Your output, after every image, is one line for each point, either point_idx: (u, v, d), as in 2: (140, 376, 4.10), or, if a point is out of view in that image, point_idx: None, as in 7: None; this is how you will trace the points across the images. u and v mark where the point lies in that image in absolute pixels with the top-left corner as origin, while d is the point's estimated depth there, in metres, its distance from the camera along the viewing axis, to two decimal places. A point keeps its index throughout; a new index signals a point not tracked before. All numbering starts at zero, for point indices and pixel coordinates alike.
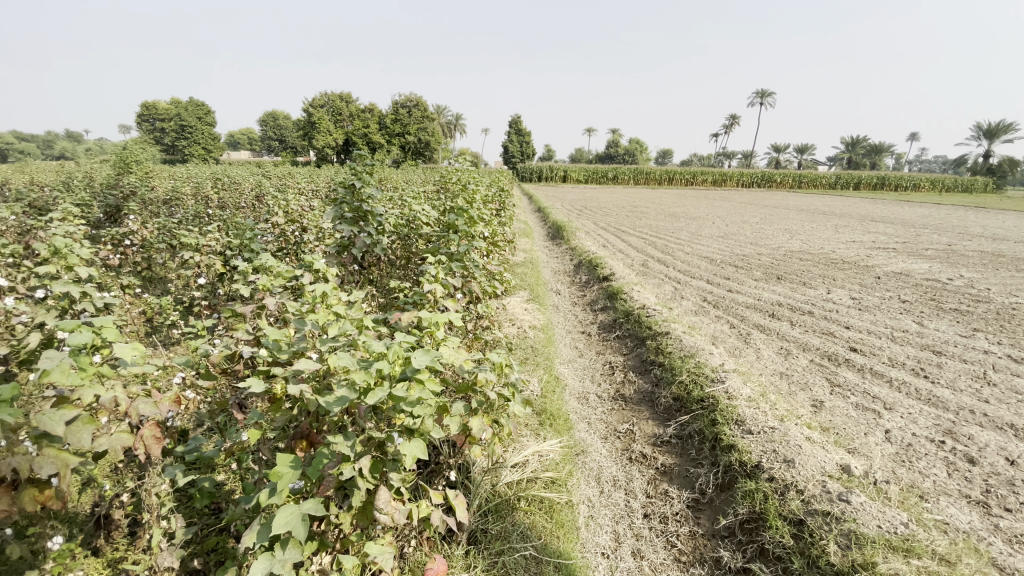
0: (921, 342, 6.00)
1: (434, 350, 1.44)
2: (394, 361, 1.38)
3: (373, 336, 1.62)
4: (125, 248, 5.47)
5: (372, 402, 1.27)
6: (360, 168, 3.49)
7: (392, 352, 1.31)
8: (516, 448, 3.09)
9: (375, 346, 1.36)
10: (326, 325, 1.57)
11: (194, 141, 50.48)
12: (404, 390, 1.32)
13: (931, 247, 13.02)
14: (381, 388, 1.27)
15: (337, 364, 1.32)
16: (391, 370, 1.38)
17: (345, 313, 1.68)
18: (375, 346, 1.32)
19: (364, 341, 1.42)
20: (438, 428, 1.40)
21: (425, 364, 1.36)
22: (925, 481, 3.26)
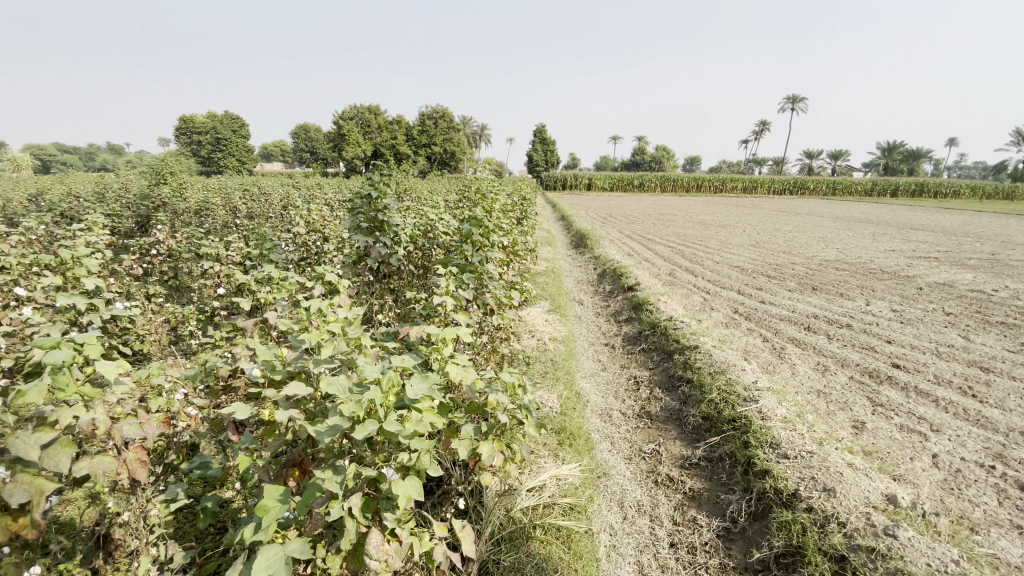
0: (967, 358, 5.59)
1: (433, 378, 1.31)
2: (389, 389, 1.26)
3: (373, 356, 1.49)
4: (152, 257, 5.57)
5: (363, 435, 1.14)
6: (376, 178, 3.42)
7: (386, 381, 1.18)
8: (534, 471, 2.94)
9: (368, 372, 1.23)
10: (322, 344, 1.45)
11: (228, 154, 52.25)
12: (397, 423, 1.19)
13: (974, 256, 12.33)
14: (371, 422, 1.14)
15: (328, 390, 1.19)
16: (386, 399, 1.25)
17: (345, 330, 1.56)
18: (368, 373, 1.20)
19: (359, 364, 1.29)
20: (436, 465, 1.27)
21: (422, 394, 1.23)
22: (974, 511, 2.95)
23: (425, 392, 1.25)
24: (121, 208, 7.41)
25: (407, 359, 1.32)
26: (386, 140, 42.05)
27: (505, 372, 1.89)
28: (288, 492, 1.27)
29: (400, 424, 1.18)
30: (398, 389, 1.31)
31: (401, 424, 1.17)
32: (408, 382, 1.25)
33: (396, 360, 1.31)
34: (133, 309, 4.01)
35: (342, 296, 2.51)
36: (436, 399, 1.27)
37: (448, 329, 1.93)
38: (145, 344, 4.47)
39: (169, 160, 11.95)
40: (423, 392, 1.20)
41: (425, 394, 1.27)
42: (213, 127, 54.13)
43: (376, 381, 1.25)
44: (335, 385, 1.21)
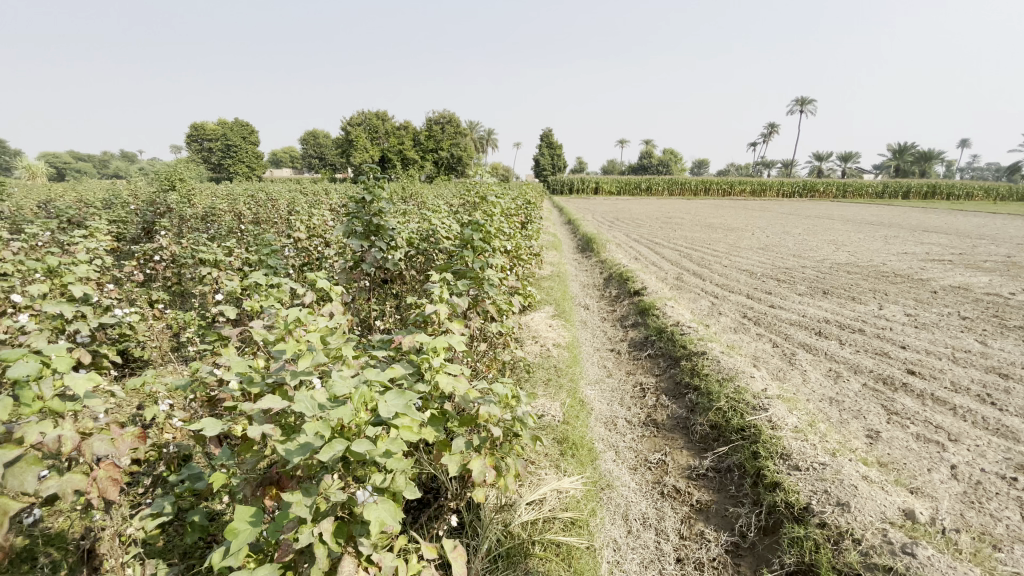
0: (986, 364, 5.41)
1: (410, 392, 1.23)
2: (361, 405, 1.18)
3: (352, 368, 1.42)
4: (155, 263, 5.55)
5: (332, 456, 1.06)
6: (370, 181, 3.36)
7: (357, 397, 1.11)
8: (535, 483, 2.85)
9: (339, 388, 1.16)
10: (299, 355, 1.37)
11: (238, 161, 52.82)
12: (368, 442, 1.11)
13: (991, 258, 12.06)
14: (339, 441, 1.06)
15: (298, 406, 1.12)
16: (358, 416, 1.17)
17: (325, 339, 1.48)
18: (339, 388, 1.12)
19: (334, 377, 1.22)
20: (412, 487, 1.20)
21: (395, 410, 1.15)
22: (997, 526, 2.81)
23: (400, 408, 1.18)
24: (127, 215, 7.46)
25: (383, 372, 1.25)
26: (393, 145, 42.20)
27: (497, 383, 1.81)
28: (262, 513, 1.18)
29: (372, 443, 1.11)
30: (372, 404, 1.23)
31: (372, 444, 1.09)
32: (382, 398, 1.18)
33: (371, 374, 1.24)
34: (132, 316, 3.99)
35: (334, 303, 2.44)
36: (412, 415, 1.20)
37: (439, 338, 1.86)
38: (145, 351, 4.45)
39: (178, 166, 12.05)
40: (397, 408, 1.13)
41: (400, 410, 1.20)
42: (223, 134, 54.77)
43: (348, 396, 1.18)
44: (303, 401, 1.13)
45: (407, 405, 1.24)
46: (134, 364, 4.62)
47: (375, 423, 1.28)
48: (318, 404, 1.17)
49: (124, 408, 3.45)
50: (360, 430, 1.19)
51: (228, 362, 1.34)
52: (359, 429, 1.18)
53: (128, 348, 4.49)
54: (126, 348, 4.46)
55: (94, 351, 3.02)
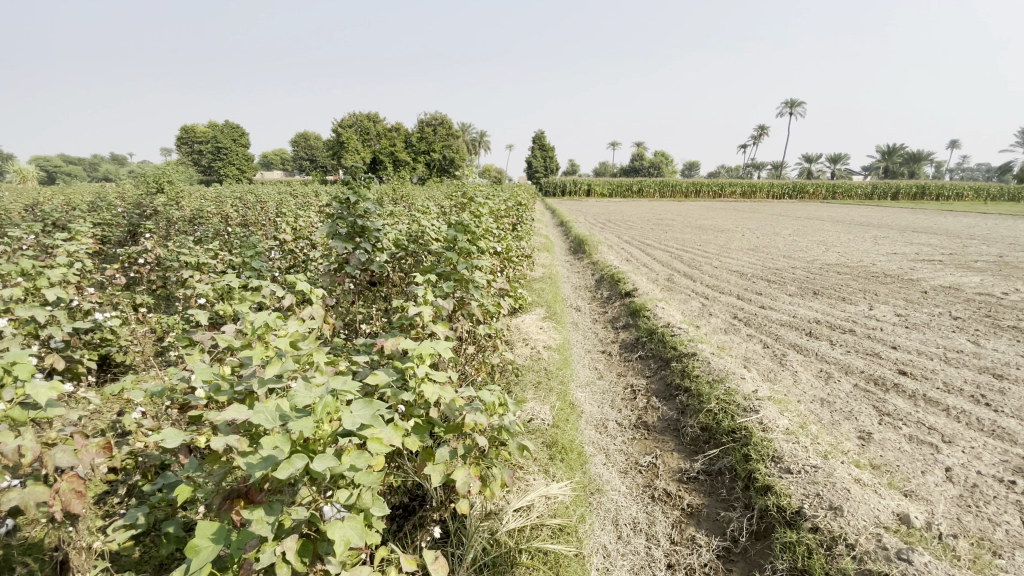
0: (979, 365, 5.42)
1: (377, 403, 1.19)
2: (325, 417, 1.14)
3: (325, 375, 1.36)
4: (138, 266, 5.43)
5: (290, 473, 1.01)
6: (354, 181, 3.28)
7: (319, 410, 1.06)
8: (523, 488, 2.79)
9: (301, 400, 1.11)
10: (268, 361, 1.31)
11: (228, 163, 52.44)
12: (331, 457, 1.06)
13: (981, 258, 12.16)
14: (298, 457, 1.02)
15: (258, 419, 1.06)
16: (321, 429, 1.13)
17: (298, 345, 1.42)
18: (300, 401, 1.08)
19: (299, 386, 1.16)
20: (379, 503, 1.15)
21: (360, 423, 1.11)
22: (996, 531, 2.79)
23: (365, 421, 1.14)
24: (112, 217, 7.33)
25: (349, 384, 1.20)
26: (385, 147, 41.98)
27: (481, 390, 1.75)
28: (225, 529, 1.12)
29: (335, 458, 1.06)
30: (338, 415, 1.19)
31: (333, 459, 1.05)
32: (347, 410, 1.12)
33: (336, 386, 1.20)
34: (113, 320, 3.89)
35: (315, 305, 2.37)
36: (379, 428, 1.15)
37: (424, 344, 1.80)
38: (127, 356, 4.35)
39: (165, 168, 11.90)
40: (360, 422, 1.09)
41: (367, 424, 1.15)
42: (213, 136, 54.34)
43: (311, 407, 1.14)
44: (262, 413, 1.09)
45: (375, 417, 1.19)
46: (116, 369, 4.52)
47: (343, 435, 1.23)
48: (280, 415, 1.13)
49: (103, 415, 3.36)
50: (324, 444, 1.14)
51: (192, 370, 1.29)
52: (323, 443, 1.14)
53: (110, 353, 4.38)
54: (107, 353, 4.35)
55: (69, 357, 2.93)
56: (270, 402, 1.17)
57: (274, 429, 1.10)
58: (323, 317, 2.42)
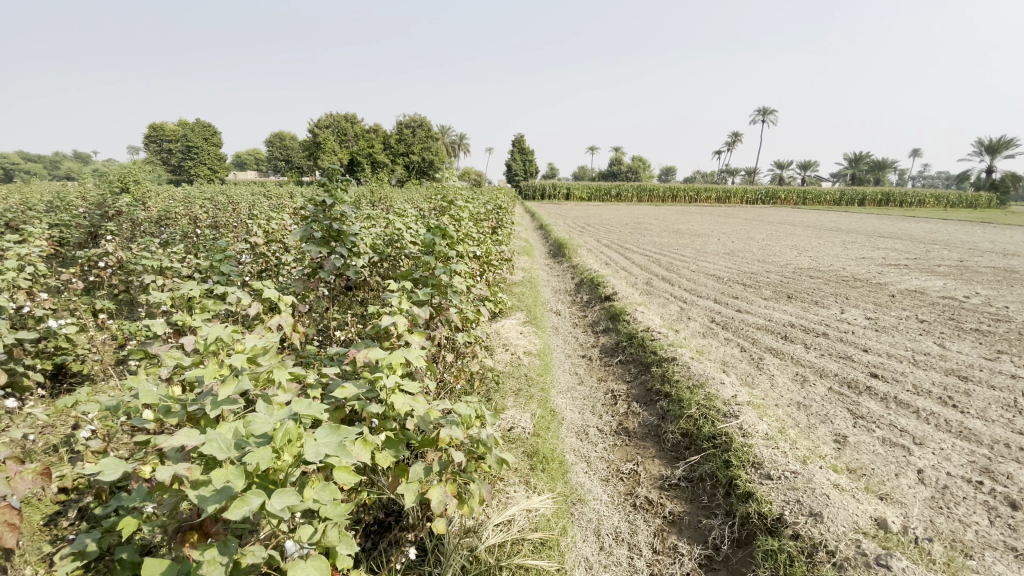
0: (945, 367, 5.57)
1: (343, 431, 1.12)
2: (285, 446, 1.05)
3: (287, 394, 1.26)
4: (99, 270, 5.16)
5: (242, 513, 0.93)
6: (328, 183, 3.15)
7: (278, 441, 0.99)
8: (503, 503, 2.70)
9: (259, 427, 1.03)
10: (223, 380, 1.21)
11: (200, 163, 51.01)
12: (290, 493, 0.98)
13: (943, 262, 12.61)
14: (254, 495, 0.94)
15: (207, 450, 0.98)
16: (280, 459, 1.05)
17: (256, 360, 1.31)
18: (257, 430, 1.00)
19: (256, 410, 1.07)
20: (343, 538, 1.07)
21: (323, 453, 1.04)
22: (968, 532, 2.82)
23: (330, 451, 1.06)
24: (73, 218, 7.00)
25: (314, 409, 1.13)
26: (363, 148, 41.34)
27: (458, 404, 1.68)
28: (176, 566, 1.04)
29: (295, 494, 0.99)
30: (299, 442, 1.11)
31: (294, 495, 0.98)
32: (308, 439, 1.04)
33: (298, 411, 1.12)
34: (69, 328, 3.66)
35: (285, 314, 2.25)
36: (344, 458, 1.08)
37: (395, 353, 1.73)
38: (85, 365, 4.11)
39: (132, 168, 11.45)
40: (324, 454, 1.02)
41: (332, 453, 1.07)
42: (183, 135, 52.78)
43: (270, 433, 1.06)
44: (214, 443, 1.01)
45: (341, 445, 1.11)
46: (73, 379, 4.27)
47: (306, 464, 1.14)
48: (235, 443, 1.04)
49: (56, 430, 3.15)
50: (285, 474, 1.06)
51: (138, 389, 1.19)
52: (283, 474, 1.06)
53: (66, 362, 4.14)
54: (63, 362, 4.11)
55: (14, 369, 2.72)
56: (225, 427, 1.09)
57: (228, 459, 1.02)
58: (294, 326, 2.31)
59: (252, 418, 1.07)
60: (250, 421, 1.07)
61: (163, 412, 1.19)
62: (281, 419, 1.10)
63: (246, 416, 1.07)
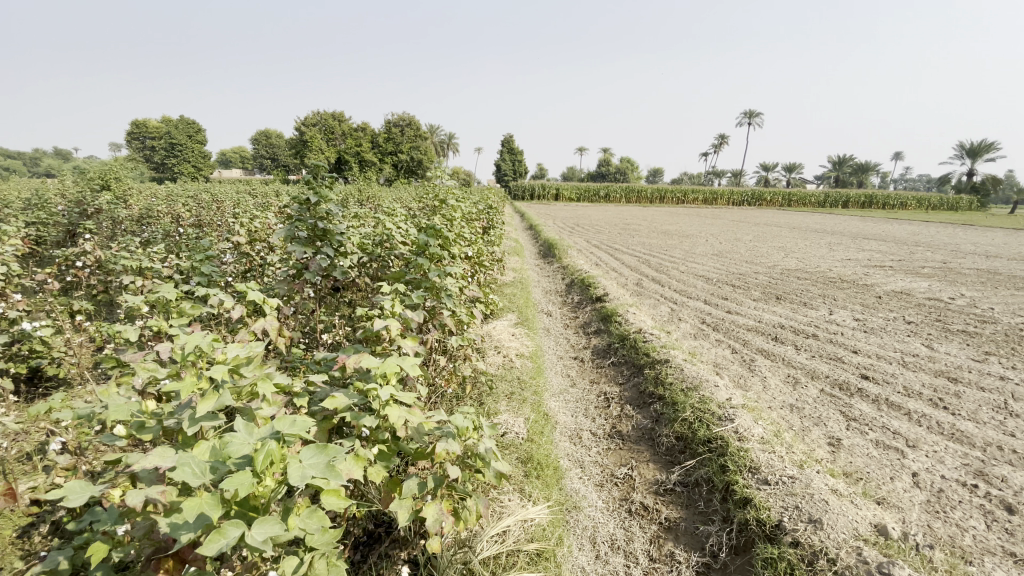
0: (934, 368, 5.61)
1: (331, 451, 1.03)
2: (268, 469, 0.97)
3: (272, 409, 1.17)
4: (76, 269, 4.97)
5: (216, 549, 0.84)
6: (314, 180, 3.03)
7: (257, 466, 0.91)
8: (498, 513, 2.61)
9: (236, 450, 0.94)
10: (201, 395, 1.12)
11: (184, 160, 50.15)
12: (271, 523, 0.90)
13: (926, 264, 12.79)
14: (231, 527, 0.86)
15: (179, 477, 0.89)
16: (262, 483, 0.96)
17: (237, 373, 1.22)
18: (236, 453, 0.92)
19: (235, 431, 0.98)
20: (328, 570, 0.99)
21: (309, 477, 0.96)
22: (965, 537, 2.80)
23: (317, 474, 0.98)
24: (49, 216, 6.76)
25: (300, 427, 1.05)
26: (351, 146, 40.95)
27: (455, 416, 1.60)
28: None
29: (278, 524, 0.91)
30: (283, 464, 1.02)
31: (276, 526, 0.90)
32: (293, 462, 0.96)
33: (282, 430, 1.03)
34: (43, 330, 3.50)
35: (269, 318, 2.14)
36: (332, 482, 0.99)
37: (388, 362, 1.64)
38: (61, 369, 3.94)
39: (112, 164, 11.16)
40: (310, 478, 0.94)
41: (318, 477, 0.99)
42: (166, 131, 51.85)
43: (250, 455, 0.98)
44: (188, 467, 0.93)
45: (329, 467, 1.03)
46: (48, 384, 4.10)
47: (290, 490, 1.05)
48: (212, 467, 0.96)
49: (28, 438, 3.00)
50: (267, 499, 0.98)
51: (108, 404, 1.10)
52: (266, 499, 0.97)
53: (40, 365, 3.96)
54: (37, 366, 3.94)
55: None
56: (202, 448, 1.00)
57: (204, 484, 0.94)
58: (279, 330, 2.20)
59: (231, 438, 0.99)
60: (229, 442, 0.98)
61: (136, 428, 1.10)
62: (263, 438, 1.02)
63: (225, 436, 0.99)
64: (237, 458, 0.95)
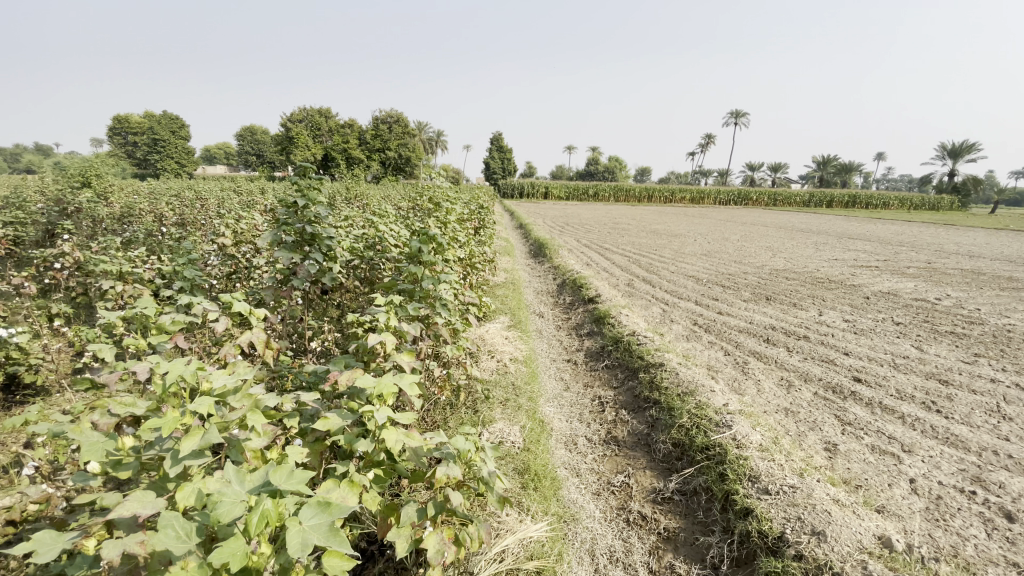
0: (925, 370, 5.63)
1: (334, 512, 0.98)
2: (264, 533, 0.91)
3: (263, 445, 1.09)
4: (53, 272, 4.76)
5: None
6: (302, 182, 2.90)
7: (252, 534, 0.84)
8: (496, 530, 2.53)
9: (227, 513, 0.87)
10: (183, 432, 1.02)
11: (166, 156, 49.12)
12: None
13: (912, 264, 12.94)
14: None
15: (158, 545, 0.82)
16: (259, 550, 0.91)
17: (221, 402, 1.12)
18: (227, 519, 0.85)
19: (225, 491, 0.92)
20: None
21: (310, 545, 0.90)
22: (967, 547, 2.79)
23: (318, 539, 0.93)
24: (25, 215, 6.51)
25: (297, 483, 0.98)
26: (338, 143, 40.44)
27: (455, 438, 1.51)
28: None
29: None
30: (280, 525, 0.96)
31: None
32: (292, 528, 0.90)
33: (278, 486, 0.96)
34: (17, 338, 3.32)
35: (256, 330, 2.02)
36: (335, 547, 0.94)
37: (384, 381, 1.53)
38: (38, 377, 3.77)
39: (93, 161, 10.82)
40: (311, 548, 0.88)
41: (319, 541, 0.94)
42: (148, 126, 50.81)
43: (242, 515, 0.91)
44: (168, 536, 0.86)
45: (328, 528, 0.97)
46: (25, 392, 3.92)
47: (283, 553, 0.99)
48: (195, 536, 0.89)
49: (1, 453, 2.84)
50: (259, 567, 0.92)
51: (80, 441, 1.00)
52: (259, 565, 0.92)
53: (15, 374, 3.78)
54: (14, 374, 3.76)
55: None
56: (185, 496, 0.93)
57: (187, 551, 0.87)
58: (267, 343, 2.09)
59: (222, 497, 0.92)
60: (220, 500, 0.92)
61: (113, 466, 1.01)
62: (256, 495, 0.95)
63: (215, 494, 0.91)
64: (227, 521, 0.87)
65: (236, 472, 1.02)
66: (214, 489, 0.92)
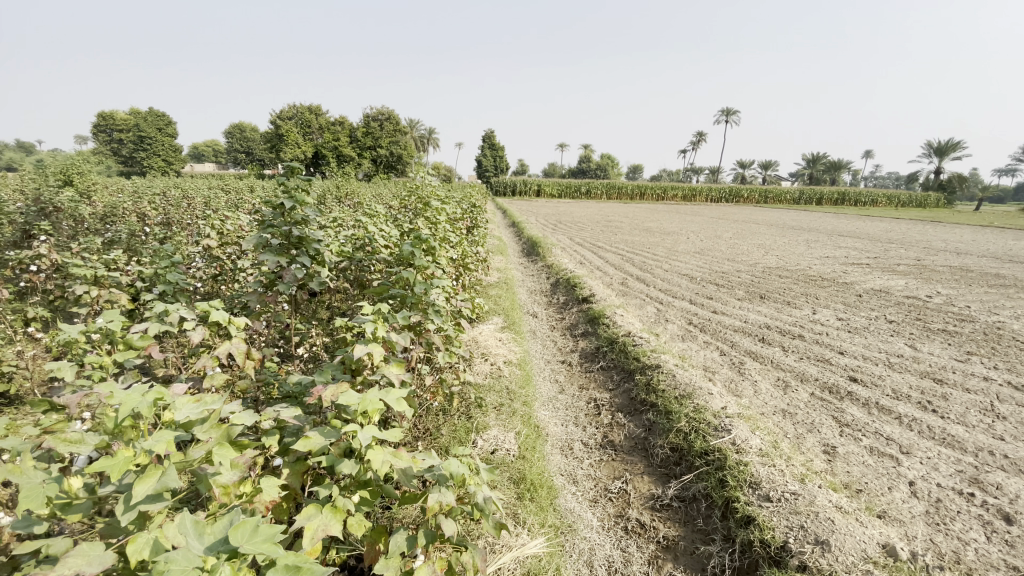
0: (920, 369, 5.61)
1: None
2: None
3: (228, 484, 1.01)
4: (29, 274, 4.58)
5: None
6: (288, 182, 2.77)
7: None
8: (491, 547, 2.45)
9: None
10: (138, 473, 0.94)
11: (154, 154, 48.44)
12: None
13: (902, 262, 13.01)
14: None
15: None
16: None
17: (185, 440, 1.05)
18: None
19: (174, 556, 0.82)
20: None
21: None
22: (969, 552, 2.74)
23: None
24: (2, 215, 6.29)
25: (262, 542, 0.87)
26: (328, 140, 40.06)
27: (448, 461, 1.42)
28: None
29: None
30: None
31: None
32: None
33: (237, 546, 0.86)
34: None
35: (238, 342, 1.90)
36: None
37: (370, 397, 1.42)
38: (10, 385, 3.60)
39: (75, 158, 10.51)
40: None
41: None
42: (134, 123, 50.01)
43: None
44: None
45: None
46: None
47: None
48: None
49: None
50: None
51: (20, 486, 0.94)
52: None
53: None
54: None
55: None
56: (131, 550, 0.85)
57: None
58: (249, 355, 1.97)
59: (170, 564, 0.80)
60: (169, 567, 0.81)
61: (60, 510, 0.95)
62: (213, 557, 0.85)
63: (162, 561, 0.81)
64: None
65: (196, 524, 0.92)
66: (159, 556, 0.81)
